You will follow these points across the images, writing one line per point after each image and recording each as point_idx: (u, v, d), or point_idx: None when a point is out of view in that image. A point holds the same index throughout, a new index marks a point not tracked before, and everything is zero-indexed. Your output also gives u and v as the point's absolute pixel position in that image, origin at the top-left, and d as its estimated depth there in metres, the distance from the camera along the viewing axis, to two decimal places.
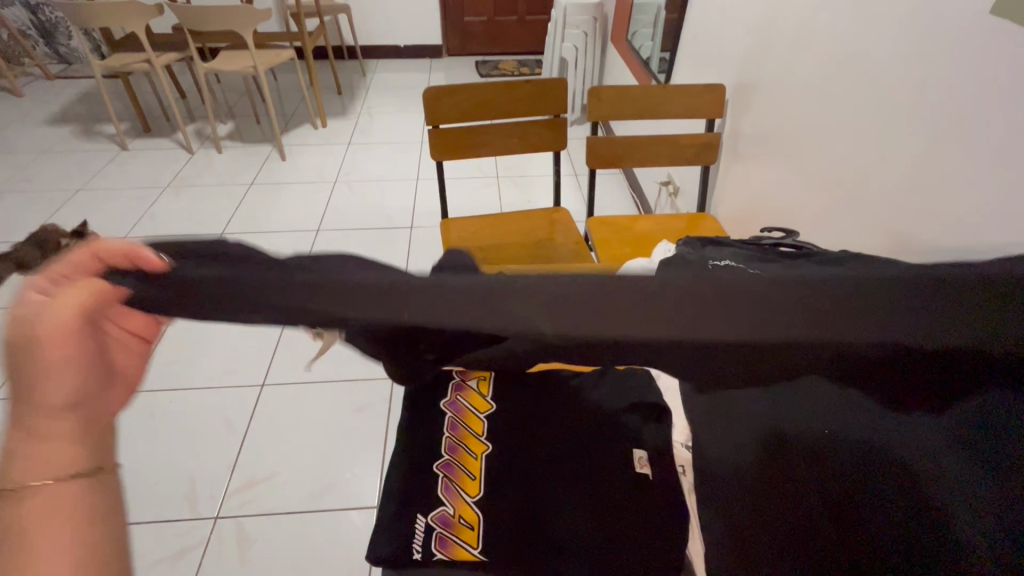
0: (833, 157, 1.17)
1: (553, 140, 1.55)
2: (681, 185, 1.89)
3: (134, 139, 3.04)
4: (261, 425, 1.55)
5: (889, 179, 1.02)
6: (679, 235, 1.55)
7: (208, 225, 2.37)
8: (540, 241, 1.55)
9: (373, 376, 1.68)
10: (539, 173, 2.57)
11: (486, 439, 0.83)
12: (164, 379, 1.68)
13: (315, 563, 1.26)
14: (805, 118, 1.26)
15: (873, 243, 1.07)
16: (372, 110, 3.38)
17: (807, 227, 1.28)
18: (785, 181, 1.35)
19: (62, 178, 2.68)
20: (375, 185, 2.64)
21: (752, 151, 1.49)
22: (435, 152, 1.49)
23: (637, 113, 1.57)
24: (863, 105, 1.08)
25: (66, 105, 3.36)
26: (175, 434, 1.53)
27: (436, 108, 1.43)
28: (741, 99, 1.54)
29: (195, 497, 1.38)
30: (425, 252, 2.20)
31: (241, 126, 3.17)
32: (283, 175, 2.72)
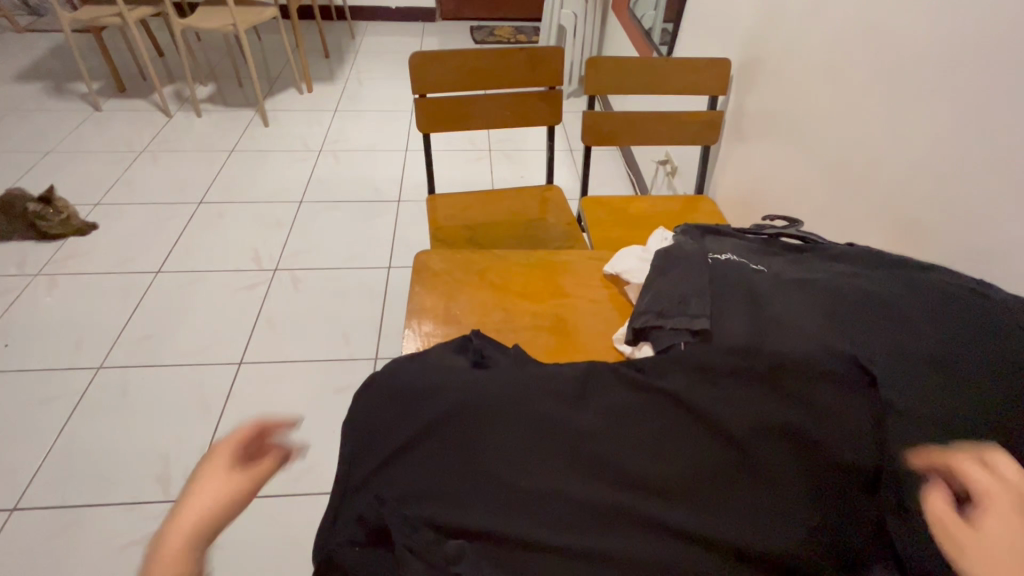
0: (844, 141, 1.10)
1: (547, 112, 1.45)
2: (679, 164, 1.82)
3: (108, 99, 2.89)
4: (237, 405, 1.50)
5: (899, 163, 0.97)
6: (673, 218, 1.49)
7: (186, 192, 2.27)
8: (530, 220, 1.48)
9: (353, 357, 1.63)
10: (532, 147, 2.48)
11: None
12: (137, 355, 1.62)
13: (293, 549, 1.23)
14: (815, 97, 1.18)
15: (879, 233, 1.02)
16: (360, 75, 3.24)
17: (809, 213, 1.22)
18: (790, 164, 1.28)
19: (30, 139, 2.54)
20: (361, 155, 2.54)
21: (755, 130, 1.42)
22: (421, 122, 1.39)
23: (634, 86, 1.49)
24: (879, 82, 1.01)
25: (36, 60, 3.18)
26: (148, 412, 1.48)
27: (424, 74, 1.34)
28: (747, 74, 1.45)
29: (169, 478, 1.34)
30: (411, 228, 2.12)
31: (222, 89, 3.03)
32: (265, 141, 2.61)
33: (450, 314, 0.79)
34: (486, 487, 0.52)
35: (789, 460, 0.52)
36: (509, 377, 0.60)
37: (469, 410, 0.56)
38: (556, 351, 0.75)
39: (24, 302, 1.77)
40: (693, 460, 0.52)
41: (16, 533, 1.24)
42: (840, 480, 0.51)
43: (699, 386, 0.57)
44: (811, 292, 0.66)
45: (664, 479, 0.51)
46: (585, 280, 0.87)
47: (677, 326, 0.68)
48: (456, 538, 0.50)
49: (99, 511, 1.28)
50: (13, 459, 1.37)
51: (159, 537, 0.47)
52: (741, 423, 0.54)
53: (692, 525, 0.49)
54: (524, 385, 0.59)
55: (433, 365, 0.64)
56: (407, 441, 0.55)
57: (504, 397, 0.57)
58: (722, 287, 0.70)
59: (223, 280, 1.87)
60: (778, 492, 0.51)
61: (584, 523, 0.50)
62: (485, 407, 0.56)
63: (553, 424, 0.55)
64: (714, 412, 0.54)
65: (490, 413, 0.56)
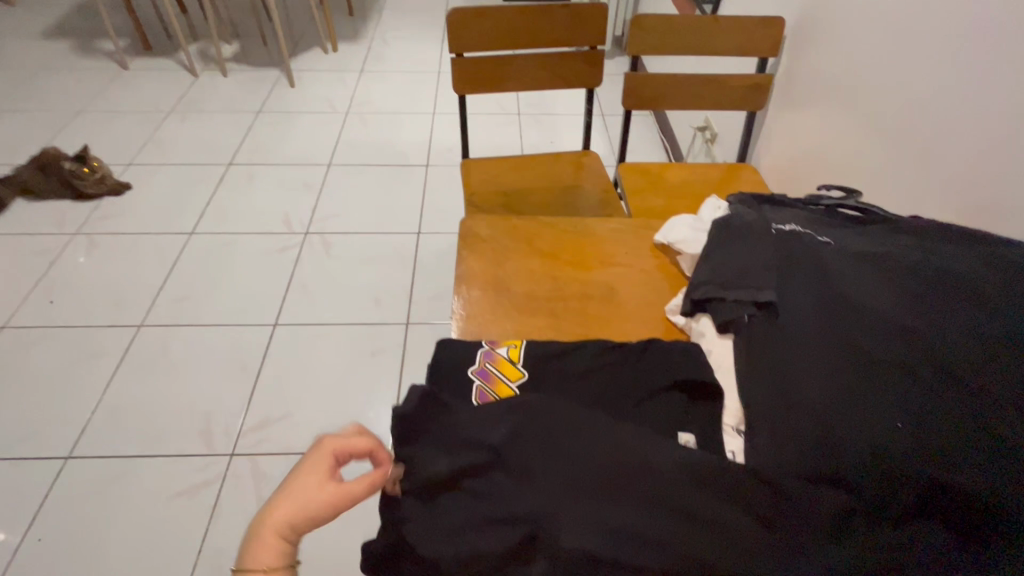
0: (906, 109, 1.04)
1: (588, 74, 1.40)
2: (720, 131, 1.75)
3: (134, 57, 2.87)
4: (273, 365, 1.53)
5: (973, 134, 0.90)
6: (715, 187, 1.44)
7: (215, 154, 2.26)
8: (566, 187, 1.45)
9: (385, 321, 1.64)
10: (564, 111, 2.41)
11: (523, 368, 0.64)
12: (176, 314, 1.66)
13: None
14: (880, 61, 1.10)
15: (939, 206, 0.97)
16: (385, 34, 3.16)
17: (861, 184, 1.17)
18: (843, 132, 1.22)
19: (60, 98, 2.55)
20: (388, 118, 2.49)
21: (809, 95, 1.34)
22: (457, 84, 1.35)
23: (680, 46, 1.41)
24: (956, 47, 0.93)
25: (62, 16, 3.16)
26: (188, 370, 1.52)
27: (462, 32, 1.29)
28: (800, 35, 1.37)
29: (210, 433, 1.39)
30: (440, 192, 2.10)
31: (246, 47, 2.98)
32: (292, 103, 2.57)
33: (498, 281, 0.79)
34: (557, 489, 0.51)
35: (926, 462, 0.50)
36: (542, 398, 0.58)
37: (517, 454, 0.54)
38: (606, 322, 0.74)
39: (65, 260, 1.81)
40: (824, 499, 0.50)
41: (70, 480, 1.31)
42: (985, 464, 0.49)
43: (779, 411, 0.57)
44: (882, 269, 0.65)
45: (811, 517, 0.48)
46: (633, 250, 0.85)
47: (739, 299, 0.66)
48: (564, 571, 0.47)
49: (146, 462, 1.34)
50: (64, 412, 1.43)
51: (284, 495, 0.50)
52: (854, 438, 0.52)
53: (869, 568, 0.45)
54: (559, 412, 0.56)
55: (449, 413, 0.59)
56: (479, 489, 0.53)
57: (548, 434, 0.55)
58: (788, 262, 0.68)
59: (256, 242, 1.88)
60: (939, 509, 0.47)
61: (737, 555, 0.46)
62: (537, 443, 0.54)
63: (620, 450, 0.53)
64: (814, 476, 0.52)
65: (546, 446, 0.54)
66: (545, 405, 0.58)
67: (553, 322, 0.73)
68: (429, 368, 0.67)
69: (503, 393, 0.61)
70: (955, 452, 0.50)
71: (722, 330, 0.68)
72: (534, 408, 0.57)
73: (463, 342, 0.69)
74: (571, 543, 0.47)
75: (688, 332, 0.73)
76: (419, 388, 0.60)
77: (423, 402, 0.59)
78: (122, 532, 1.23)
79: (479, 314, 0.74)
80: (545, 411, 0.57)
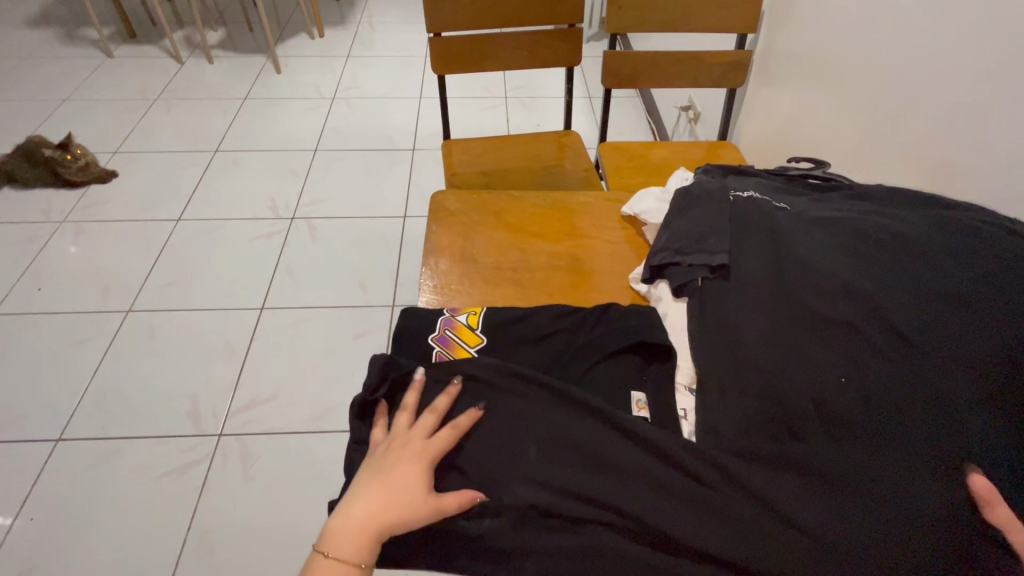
0: (881, 81, 1.04)
1: (566, 53, 1.40)
2: (702, 110, 1.76)
3: (119, 45, 2.85)
4: (260, 348, 1.55)
5: (943, 104, 0.91)
6: (693, 164, 1.45)
7: (201, 141, 2.26)
8: (547, 166, 1.46)
9: (371, 303, 1.66)
10: (550, 94, 2.40)
11: (483, 334, 0.66)
12: (164, 299, 1.67)
13: (318, 484, 1.30)
14: (855, 34, 1.11)
15: (912, 175, 0.98)
16: (372, 19, 3.14)
17: (838, 157, 1.18)
18: (820, 107, 1.22)
19: (45, 87, 2.54)
20: (374, 103, 2.49)
21: (786, 70, 1.34)
22: (435, 64, 1.35)
23: (658, 25, 1.41)
24: (928, 17, 0.93)
25: (44, 5, 3.13)
26: (175, 354, 1.53)
27: (438, 11, 1.29)
28: (778, 10, 1.36)
29: (198, 414, 1.41)
30: (427, 176, 2.10)
31: (232, 34, 2.96)
32: (278, 89, 2.56)
33: (466, 253, 0.80)
34: (508, 460, 0.55)
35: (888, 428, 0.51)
36: (497, 361, 0.61)
37: (476, 421, 0.57)
38: (570, 291, 0.76)
39: (52, 248, 1.82)
40: (773, 475, 0.51)
41: (61, 461, 1.33)
42: (941, 437, 0.49)
43: (730, 375, 0.59)
44: (835, 234, 0.66)
45: (764, 493, 0.50)
46: (601, 221, 0.87)
47: (694, 263, 0.68)
48: (510, 525, 0.52)
49: (136, 443, 1.36)
50: (54, 396, 1.45)
51: (413, 496, 0.51)
52: (796, 407, 0.54)
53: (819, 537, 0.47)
54: (517, 379, 0.59)
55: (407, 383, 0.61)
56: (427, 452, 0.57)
57: (514, 403, 0.58)
58: (741, 228, 0.70)
59: (243, 228, 1.89)
60: (898, 483, 0.48)
61: (663, 515, 0.50)
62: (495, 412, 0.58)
63: (582, 415, 0.56)
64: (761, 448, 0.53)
65: (507, 414, 0.57)
66: (504, 371, 0.60)
67: (518, 291, 0.75)
68: (396, 335, 0.68)
69: (462, 357, 0.63)
70: (890, 424, 0.51)
71: (676, 293, 0.70)
72: (494, 374, 0.60)
73: (429, 311, 0.71)
74: (513, 501, 0.52)
75: (649, 300, 0.75)
76: (380, 358, 0.61)
77: (384, 372, 0.61)
78: (113, 510, 1.26)
79: (446, 284, 0.76)
80: (504, 381, 0.59)
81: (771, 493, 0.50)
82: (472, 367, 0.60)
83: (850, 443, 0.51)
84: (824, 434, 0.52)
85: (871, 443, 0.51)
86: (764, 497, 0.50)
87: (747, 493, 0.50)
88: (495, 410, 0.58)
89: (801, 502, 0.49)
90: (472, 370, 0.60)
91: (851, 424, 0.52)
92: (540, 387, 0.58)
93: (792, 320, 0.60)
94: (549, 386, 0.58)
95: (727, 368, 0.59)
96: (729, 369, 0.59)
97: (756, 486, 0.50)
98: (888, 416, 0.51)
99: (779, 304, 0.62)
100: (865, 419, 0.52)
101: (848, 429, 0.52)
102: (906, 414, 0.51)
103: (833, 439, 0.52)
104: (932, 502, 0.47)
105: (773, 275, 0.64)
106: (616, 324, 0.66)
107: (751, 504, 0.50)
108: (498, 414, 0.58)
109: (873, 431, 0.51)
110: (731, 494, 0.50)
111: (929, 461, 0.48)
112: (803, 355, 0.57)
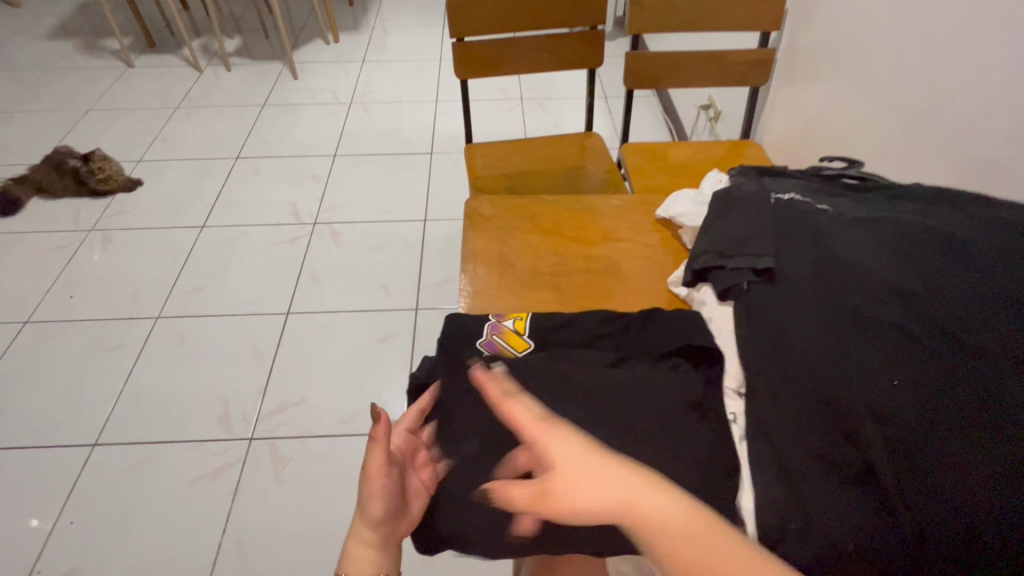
0: (910, 79, 1.03)
1: (588, 55, 1.40)
2: (723, 109, 1.75)
3: (139, 55, 2.90)
4: (287, 353, 1.57)
5: (977, 102, 0.90)
6: (717, 164, 1.44)
7: (223, 148, 2.29)
8: (570, 168, 1.46)
9: (395, 306, 1.67)
10: (566, 95, 2.40)
11: (529, 340, 0.68)
12: (192, 305, 1.70)
13: (348, 485, 1.32)
14: (883, 32, 1.09)
15: (945, 174, 0.97)
16: (386, 24, 3.16)
17: (865, 155, 1.17)
18: (846, 105, 1.21)
19: (69, 97, 2.59)
20: (391, 107, 2.50)
21: (811, 68, 1.33)
22: (458, 69, 1.36)
23: (681, 25, 1.41)
24: (962, 13, 0.92)
25: (65, 17, 3.19)
26: (204, 359, 1.56)
27: (462, 17, 1.29)
28: (802, 8, 1.35)
29: (229, 419, 1.43)
30: (446, 179, 2.11)
31: (248, 41, 3.00)
32: (296, 95, 2.59)
33: (503, 258, 0.80)
34: None
35: (897, 425, 0.51)
36: (544, 361, 0.63)
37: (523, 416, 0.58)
38: (611, 295, 0.76)
39: (82, 256, 1.86)
40: (810, 461, 0.54)
41: (98, 465, 1.36)
42: (973, 430, 0.48)
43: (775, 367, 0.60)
44: (875, 231, 0.67)
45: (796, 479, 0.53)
46: (636, 224, 0.87)
47: (738, 266, 0.68)
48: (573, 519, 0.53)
49: (169, 447, 1.38)
50: (88, 402, 1.48)
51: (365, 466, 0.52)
52: (833, 395, 0.55)
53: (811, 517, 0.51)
54: (567, 378, 0.60)
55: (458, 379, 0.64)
56: (486, 447, 0.58)
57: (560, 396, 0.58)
58: (782, 227, 0.71)
59: (266, 233, 1.91)
60: (920, 473, 0.49)
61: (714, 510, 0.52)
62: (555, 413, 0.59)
63: (635, 414, 0.57)
64: (799, 434, 0.55)
65: (556, 411, 0.57)
66: (550, 370, 0.61)
67: (558, 296, 0.76)
68: (440, 342, 0.70)
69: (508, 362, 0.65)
70: (920, 415, 0.51)
71: (722, 297, 0.69)
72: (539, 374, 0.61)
73: (471, 318, 0.72)
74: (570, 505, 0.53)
75: (689, 302, 0.76)
76: (430, 358, 0.67)
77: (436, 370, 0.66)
78: (150, 514, 1.28)
79: (486, 290, 0.76)
80: (548, 379, 0.60)
81: (803, 481, 0.53)
82: (516, 365, 0.62)
83: (882, 433, 0.51)
84: (857, 425, 0.52)
85: (903, 432, 0.50)
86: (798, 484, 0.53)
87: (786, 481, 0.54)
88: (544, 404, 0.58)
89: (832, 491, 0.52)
90: (517, 370, 0.62)
91: (882, 413, 0.52)
92: (584, 385, 0.59)
93: (831, 309, 0.61)
94: (594, 383, 0.59)
95: (767, 356, 0.61)
96: (770, 355, 0.61)
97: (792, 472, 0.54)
98: (915, 404, 0.51)
99: (818, 291, 0.63)
100: (896, 409, 0.52)
101: (879, 418, 0.52)
102: (937, 405, 0.51)
103: (865, 428, 0.52)
104: (957, 496, 0.46)
105: (815, 266, 0.65)
106: (660, 327, 0.68)
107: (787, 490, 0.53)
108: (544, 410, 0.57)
109: (907, 420, 0.51)
110: (767, 482, 0.54)
111: (956, 458, 0.48)
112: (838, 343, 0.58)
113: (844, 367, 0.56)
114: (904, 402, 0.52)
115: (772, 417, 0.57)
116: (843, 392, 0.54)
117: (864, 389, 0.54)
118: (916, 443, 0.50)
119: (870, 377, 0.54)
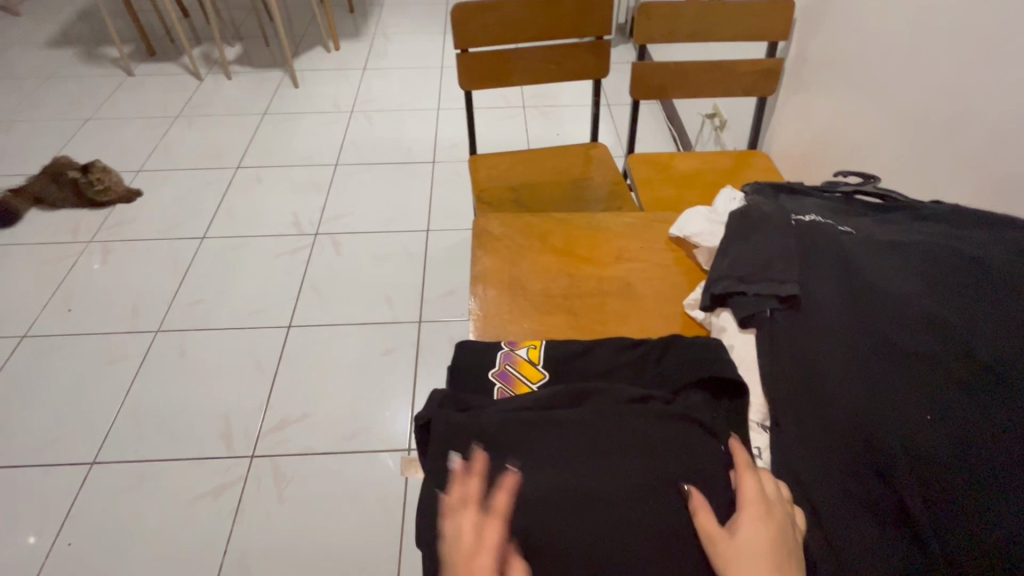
0: (922, 93, 1.01)
1: (594, 65, 1.38)
2: (729, 118, 1.73)
3: (140, 63, 2.89)
4: (289, 367, 1.54)
5: (993, 118, 0.88)
6: (725, 175, 1.42)
7: (223, 157, 2.27)
8: (575, 179, 1.45)
9: (398, 319, 1.65)
10: (570, 103, 2.39)
11: (544, 369, 0.66)
12: (193, 318, 1.68)
13: (352, 503, 1.29)
14: (894, 44, 1.07)
15: (959, 189, 0.95)
16: (386, 31, 3.15)
17: (876, 168, 1.15)
18: (857, 116, 1.19)
19: (68, 106, 2.57)
20: (392, 115, 2.49)
21: (820, 79, 1.31)
22: (463, 80, 1.34)
23: (688, 36, 1.40)
24: (975, 27, 0.90)
25: (65, 25, 3.18)
26: (205, 374, 1.54)
27: (467, 27, 1.28)
28: (810, 18, 1.33)
29: (230, 435, 1.41)
30: (448, 188, 2.10)
31: (249, 49, 2.98)
32: (296, 103, 2.57)
33: (515, 280, 0.79)
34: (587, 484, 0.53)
35: (934, 463, 0.49)
36: (564, 393, 0.62)
37: (549, 445, 0.57)
38: (627, 318, 0.75)
39: (81, 268, 1.83)
40: (843, 500, 0.53)
41: (97, 484, 1.33)
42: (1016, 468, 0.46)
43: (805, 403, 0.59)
44: (903, 254, 0.65)
45: (828, 518, 0.52)
46: (649, 243, 0.85)
47: (762, 293, 0.67)
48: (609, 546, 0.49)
49: (169, 465, 1.36)
50: (87, 418, 1.45)
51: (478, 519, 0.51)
52: (864, 430, 0.54)
53: (844, 558, 0.50)
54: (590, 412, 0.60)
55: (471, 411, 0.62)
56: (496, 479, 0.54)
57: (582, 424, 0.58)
58: (806, 251, 0.70)
59: (267, 245, 1.89)
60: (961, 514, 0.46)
61: None
62: (569, 450, 0.56)
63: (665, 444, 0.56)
64: (832, 471, 0.54)
65: (583, 444, 0.57)
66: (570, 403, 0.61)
67: (572, 320, 0.74)
68: (451, 371, 0.68)
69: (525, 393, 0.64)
70: (958, 450, 0.49)
71: (743, 324, 0.69)
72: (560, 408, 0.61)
73: (481, 345, 0.70)
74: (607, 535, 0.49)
75: (708, 327, 0.74)
76: (438, 392, 0.64)
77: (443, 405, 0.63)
78: (149, 534, 1.26)
79: (497, 313, 0.74)
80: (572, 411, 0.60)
81: (838, 521, 0.52)
82: (536, 397, 0.62)
83: (917, 471, 0.50)
84: (891, 461, 0.51)
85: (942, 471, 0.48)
86: (831, 525, 0.52)
87: (818, 520, 0.53)
88: (573, 433, 0.58)
89: (869, 532, 0.50)
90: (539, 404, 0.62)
91: (917, 449, 0.50)
92: (604, 416, 0.59)
93: (860, 340, 0.59)
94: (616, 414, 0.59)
95: (796, 388, 0.60)
96: (799, 388, 0.60)
97: (826, 511, 0.53)
98: (953, 440, 0.49)
99: (846, 320, 0.62)
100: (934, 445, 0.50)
101: (913, 454, 0.50)
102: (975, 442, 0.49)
103: (899, 465, 0.50)
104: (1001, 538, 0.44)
105: (844, 292, 0.64)
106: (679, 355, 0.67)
107: (820, 529, 0.52)
108: (572, 441, 0.57)
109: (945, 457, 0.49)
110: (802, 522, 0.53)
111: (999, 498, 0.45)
112: (870, 375, 0.57)
113: (876, 401, 0.55)
114: (941, 438, 0.50)
115: (806, 453, 0.56)
116: (876, 426, 0.53)
117: (897, 422, 0.52)
118: (956, 482, 0.48)
119: (902, 411, 0.53)
